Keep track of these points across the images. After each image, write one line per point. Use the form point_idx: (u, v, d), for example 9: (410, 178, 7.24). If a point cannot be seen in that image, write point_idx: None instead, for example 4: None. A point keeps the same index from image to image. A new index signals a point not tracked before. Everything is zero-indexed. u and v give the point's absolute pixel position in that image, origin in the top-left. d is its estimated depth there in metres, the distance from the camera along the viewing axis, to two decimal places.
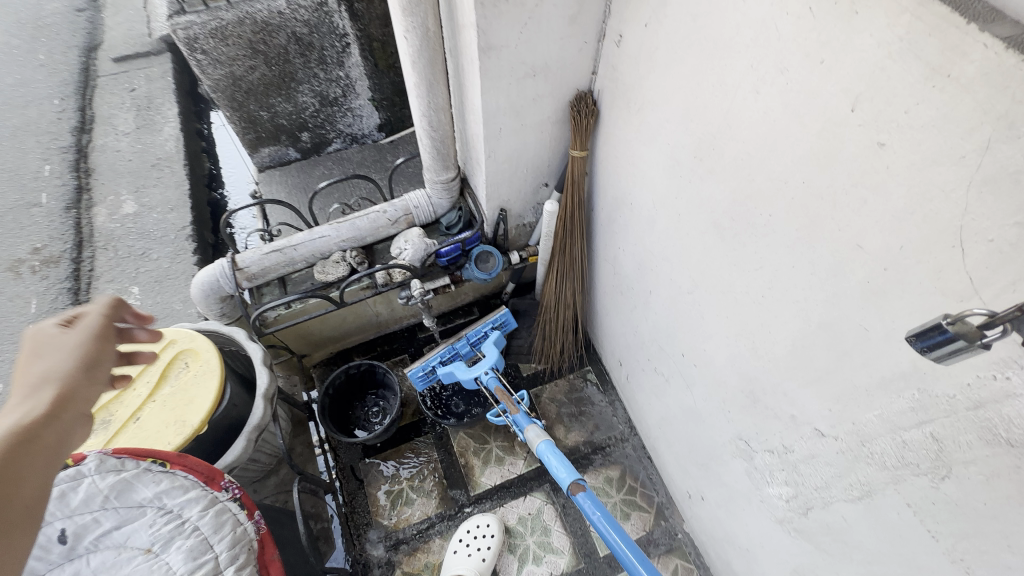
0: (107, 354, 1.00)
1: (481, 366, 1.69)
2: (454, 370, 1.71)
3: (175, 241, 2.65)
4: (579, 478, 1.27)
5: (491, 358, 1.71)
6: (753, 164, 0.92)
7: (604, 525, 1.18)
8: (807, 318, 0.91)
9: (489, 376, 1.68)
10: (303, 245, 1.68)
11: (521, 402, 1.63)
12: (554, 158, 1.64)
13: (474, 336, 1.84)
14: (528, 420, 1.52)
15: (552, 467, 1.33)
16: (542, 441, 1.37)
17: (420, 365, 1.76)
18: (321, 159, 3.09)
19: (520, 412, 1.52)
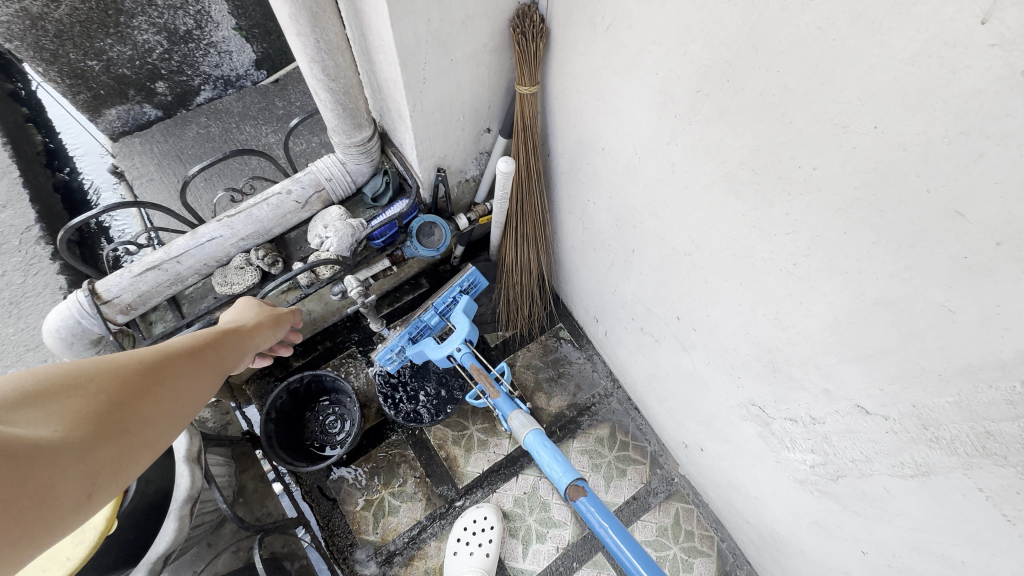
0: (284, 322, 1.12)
1: (452, 342, 1.41)
2: (424, 350, 1.46)
3: (21, 247, 2.05)
4: (578, 479, 1.09)
5: (462, 330, 1.42)
6: (792, 101, 0.68)
7: (617, 542, 0.98)
8: (859, 293, 0.75)
9: (461, 353, 1.40)
10: (188, 255, 1.28)
11: (502, 379, 1.40)
12: (495, 96, 1.31)
13: (443, 304, 1.52)
14: (512, 404, 1.29)
15: (545, 463, 1.14)
16: (530, 433, 1.17)
17: (386, 349, 1.46)
18: (192, 115, 2.46)
19: (501, 394, 1.28)
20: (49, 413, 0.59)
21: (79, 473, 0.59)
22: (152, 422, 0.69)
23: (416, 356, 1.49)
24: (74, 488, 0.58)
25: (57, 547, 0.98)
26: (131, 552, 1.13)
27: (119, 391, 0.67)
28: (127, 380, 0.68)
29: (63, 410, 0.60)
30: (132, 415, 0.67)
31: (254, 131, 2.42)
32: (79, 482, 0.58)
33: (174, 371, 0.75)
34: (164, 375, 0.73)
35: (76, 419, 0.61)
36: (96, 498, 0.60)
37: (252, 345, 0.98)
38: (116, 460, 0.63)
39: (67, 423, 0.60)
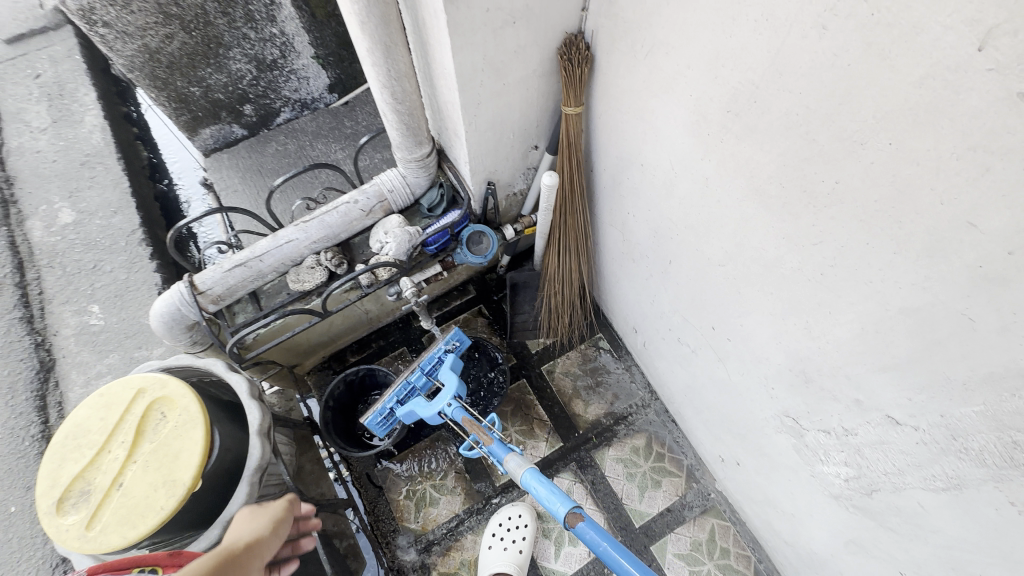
0: (285, 525, 1.12)
1: (442, 398, 1.46)
2: (415, 409, 1.50)
3: (127, 248, 2.36)
4: (575, 506, 1.08)
5: (451, 386, 1.48)
6: (814, 121, 0.73)
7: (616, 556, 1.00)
8: (884, 302, 0.78)
9: (452, 407, 1.44)
10: (269, 254, 1.46)
11: (493, 428, 1.39)
12: (543, 116, 1.41)
13: (429, 363, 1.60)
14: (507, 448, 1.26)
15: (541, 496, 1.12)
16: (524, 470, 1.15)
17: (375, 412, 1.54)
18: (272, 134, 2.74)
19: (494, 439, 1.27)
20: None
21: None
22: None
23: (407, 417, 1.54)
24: None
25: (152, 497, 1.17)
26: (208, 511, 1.29)
27: None
28: None
29: None
30: None
31: (325, 148, 2.67)
32: None
33: None
34: None
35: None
36: None
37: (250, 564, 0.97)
38: None
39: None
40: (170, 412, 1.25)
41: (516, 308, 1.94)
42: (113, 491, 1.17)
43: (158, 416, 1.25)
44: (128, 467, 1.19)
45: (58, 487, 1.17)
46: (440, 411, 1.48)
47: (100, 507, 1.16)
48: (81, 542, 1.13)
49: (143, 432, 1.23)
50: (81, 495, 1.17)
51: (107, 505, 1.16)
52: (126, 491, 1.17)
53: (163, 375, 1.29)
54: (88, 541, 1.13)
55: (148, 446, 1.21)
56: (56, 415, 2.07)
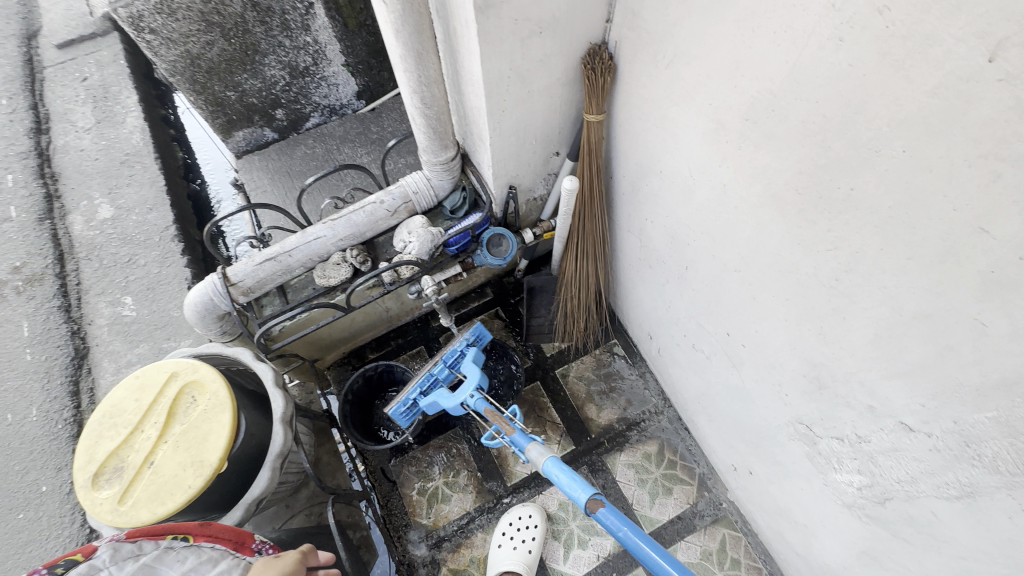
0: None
1: (464, 389, 1.49)
2: (438, 400, 1.53)
3: (161, 243, 2.46)
4: (595, 493, 1.07)
5: (474, 377, 1.52)
6: (829, 128, 0.76)
7: (637, 540, 1.01)
8: (897, 307, 0.79)
9: (474, 398, 1.47)
10: (298, 249, 1.53)
11: (515, 419, 1.41)
12: (565, 123, 1.46)
13: (451, 356, 1.63)
14: (527, 438, 1.28)
15: (563, 483, 1.13)
16: (546, 459, 1.16)
17: (399, 403, 1.56)
18: (301, 137, 2.84)
19: (516, 430, 1.29)
20: None
21: None
22: None
23: (430, 408, 1.57)
24: None
25: (180, 476, 1.22)
26: (231, 494, 1.34)
27: None
28: None
29: None
30: None
31: (351, 152, 2.76)
32: None
33: None
34: None
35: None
36: None
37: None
38: None
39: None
40: (200, 396, 1.31)
41: (533, 311, 1.97)
42: (144, 468, 1.22)
43: (189, 400, 1.31)
44: (159, 446, 1.25)
45: (94, 462, 1.23)
46: (462, 402, 1.51)
47: (132, 484, 1.22)
48: (113, 516, 1.19)
49: (175, 414, 1.29)
50: (115, 472, 1.23)
51: (138, 482, 1.22)
52: (156, 469, 1.22)
53: (195, 360, 1.36)
54: (120, 515, 1.19)
55: (178, 427, 1.27)
56: (88, 400, 2.16)
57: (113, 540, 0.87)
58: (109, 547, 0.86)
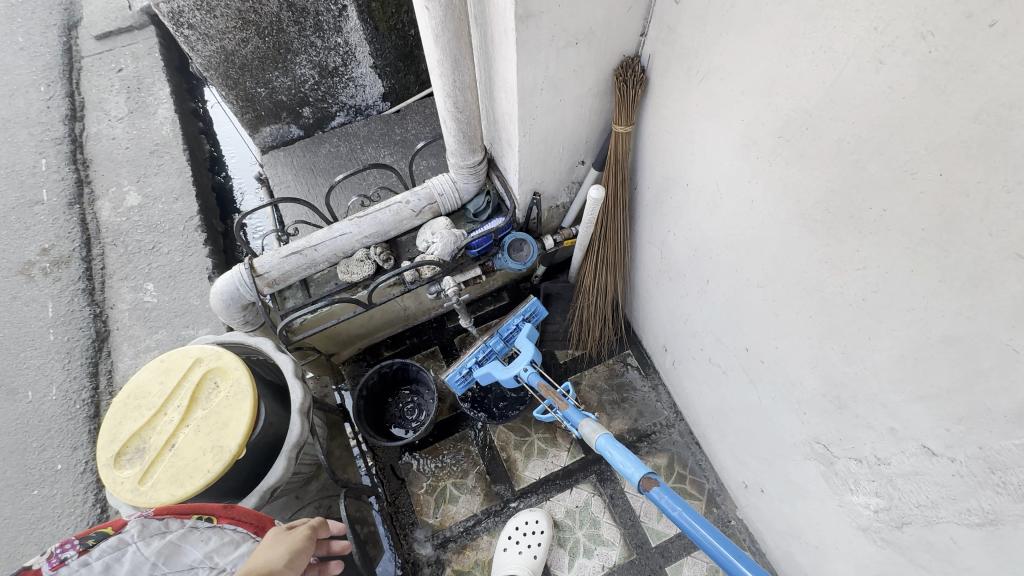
0: (304, 558, 0.95)
1: (519, 363, 1.52)
2: (491, 371, 1.56)
3: (185, 232, 2.51)
4: (649, 472, 1.02)
5: (528, 352, 1.54)
6: (865, 149, 0.77)
7: (689, 521, 0.96)
8: (925, 330, 0.79)
9: (528, 372, 1.49)
10: (323, 244, 1.56)
11: (568, 394, 1.43)
12: (593, 133, 1.48)
13: (506, 330, 1.68)
14: (581, 414, 1.29)
15: (615, 461, 1.09)
16: (599, 435, 1.15)
17: (455, 369, 1.60)
18: (326, 136, 2.89)
19: (570, 406, 1.30)
20: None
21: None
22: None
23: (484, 378, 1.60)
24: None
25: (200, 460, 1.24)
26: (246, 481, 1.36)
27: None
28: None
29: None
30: None
31: (374, 152, 2.79)
32: None
33: None
34: None
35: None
36: None
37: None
38: None
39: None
40: (223, 383, 1.34)
41: (549, 317, 2.00)
42: (166, 450, 1.25)
43: (212, 385, 1.33)
44: (181, 430, 1.27)
45: (117, 442, 1.26)
46: (516, 375, 1.53)
47: (153, 465, 1.25)
48: (133, 495, 1.21)
49: (197, 399, 1.31)
50: (137, 452, 1.25)
51: (159, 464, 1.25)
52: (177, 452, 1.25)
53: (219, 347, 1.39)
54: (139, 495, 1.21)
55: (200, 412, 1.30)
56: (106, 382, 2.20)
57: (142, 516, 0.90)
58: (138, 522, 0.90)
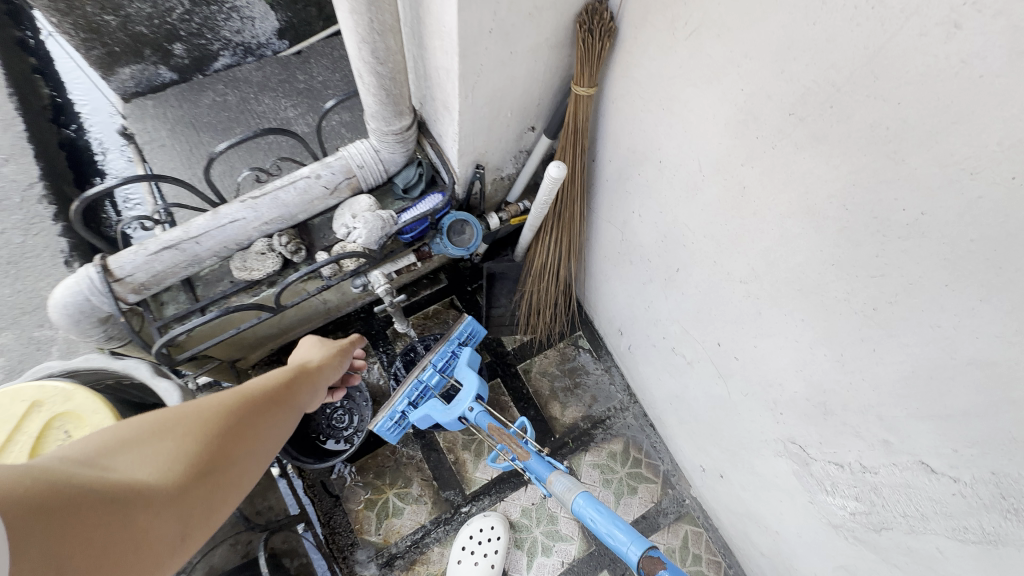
0: (350, 357, 1.12)
1: (463, 401, 1.37)
2: (430, 413, 1.41)
3: (23, 204, 1.93)
4: (652, 548, 0.89)
5: (473, 386, 1.39)
6: (913, 137, 0.62)
7: None
8: (950, 350, 0.69)
9: (474, 411, 1.34)
10: (208, 235, 1.21)
11: (524, 435, 1.27)
12: (545, 94, 1.24)
13: (442, 360, 1.52)
14: (547, 465, 1.16)
15: (608, 532, 0.94)
16: (579, 497, 1.01)
17: (386, 417, 1.44)
18: (209, 81, 2.34)
19: (533, 456, 1.17)
20: (151, 455, 0.60)
21: (166, 520, 0.58)
22: (246, 457, 0.68)
23: (422, 421, 1.45)
24: (163, 535, 0.57)
25: None
26: None
27: (211, 429, 0.66)
28: (218, 421, 0.68)
29: (161, 451, 0.61)
30: (234, 448, 0.67)
31: (273, 103, 2.31)
32: (166, 527, 0.57)
33: (259, 409, 0.74)
34: (254, 413, 0.73)
35: (162, 465, 0.60)
36: (184, 539, 0.59)
37: (324, 380, 0.97)
38: (207, 503, 0.62)
39: (155, 468, 0.59)
40: (77, 431, 1.01)
41: (493, 300, 1.78)
42: None
43: (61, 436, 1.00)
44: None
45: None
46: (460, 415, 1.38)
47: None
48: None
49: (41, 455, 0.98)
50: None
51: None
52: None
53: (67, 384, 1.02)
54: None
55: None
56: None
57: None
58: None
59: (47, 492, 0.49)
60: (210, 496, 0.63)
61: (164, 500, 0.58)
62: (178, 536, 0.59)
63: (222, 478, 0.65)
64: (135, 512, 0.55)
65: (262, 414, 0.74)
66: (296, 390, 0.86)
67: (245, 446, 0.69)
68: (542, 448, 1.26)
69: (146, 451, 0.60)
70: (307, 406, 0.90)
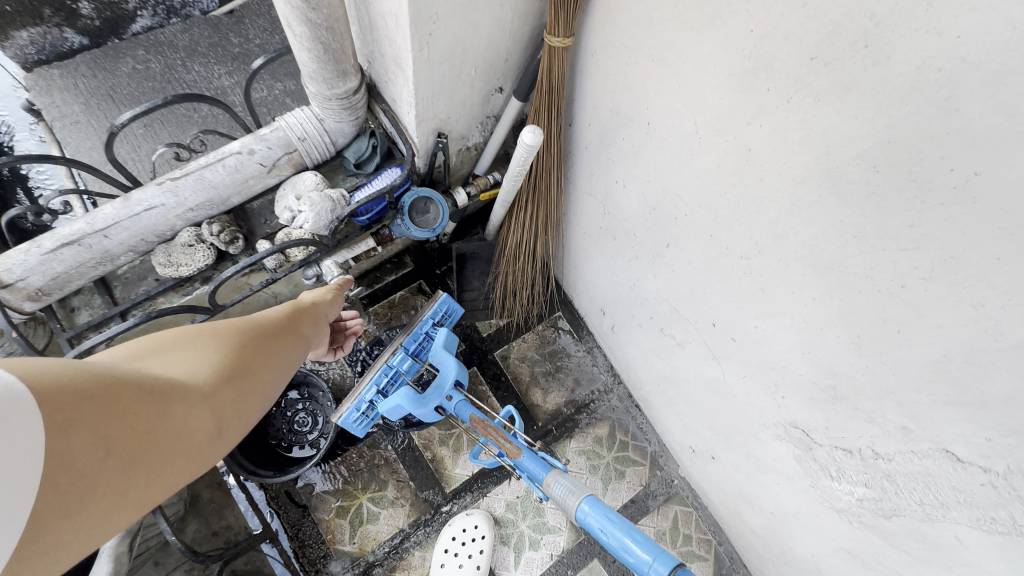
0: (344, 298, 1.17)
1: (441, 389, 1.25)
2: (402, 402, 1.24)
3: None
4: (679, 568, 0.79)
5: (451, 373, 1.25)
6: (974, 79, 0.51)
7: None
8: (995, 331, 0.60)
9: (454, 401, 1.24)
10: (118, 227, 1.01)
11: (514, 427, 1.14)
12: (514, 48, 1.07)
13: (415, 343, 1.39)
14: (542, 463, 1.04)
15: (625, 548, 0.85)
16: (585, 501, 0.93)
17: (352, 407, 1.31)
18: (126, 46, 1.98)
19: (525, 452, 1.06)
20: (176, 363, 0.67)
21: (203, 412, 0.64)
22: (258, 371, 0.76)
23: (390, 411, 1.27)
24: (203, 425, 0.64)
25: None
26: None
27: (223, 346, 0.74)
28: (227, 342, 0.75)
29: (184, 360, 0.68)
30: (247, 363, 0.75)
31: (204, 71, 1.98)
32: (204, 418, 0.64)
33: (261, 336, 0.82)
34: (258, 339, 0.81)
35: (189, 369, 0.67)
36: (220, 432, 0.66)
37: (321, 318, 1.04)
38: (235, 403, 0.70)
39: (182, 374, 0.65)
40: None
41: (464, 284, 1.64)
42: None
43: None
44: None
45: None
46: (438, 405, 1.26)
47: None
48: None
49: None
50: None
51: None
52: None
53: None
54: None
55: None
56: None
57: None
58: None
59: (96, 380, 0.54)
60: (236, 397, 0.70)
61: (194, 400, 0.64)
62: (211, 431, 0.65)
63: (239, 388, 0.71)
64: (170, 405, 0.60)
65: (266, 339, 0.82)
66: (294, 324, 0.93)
67: (257, 361, 0.77)
68: (532, 441, 1.15)
69: (171, 360, 0.67)
70: (309, 340, 0.96)
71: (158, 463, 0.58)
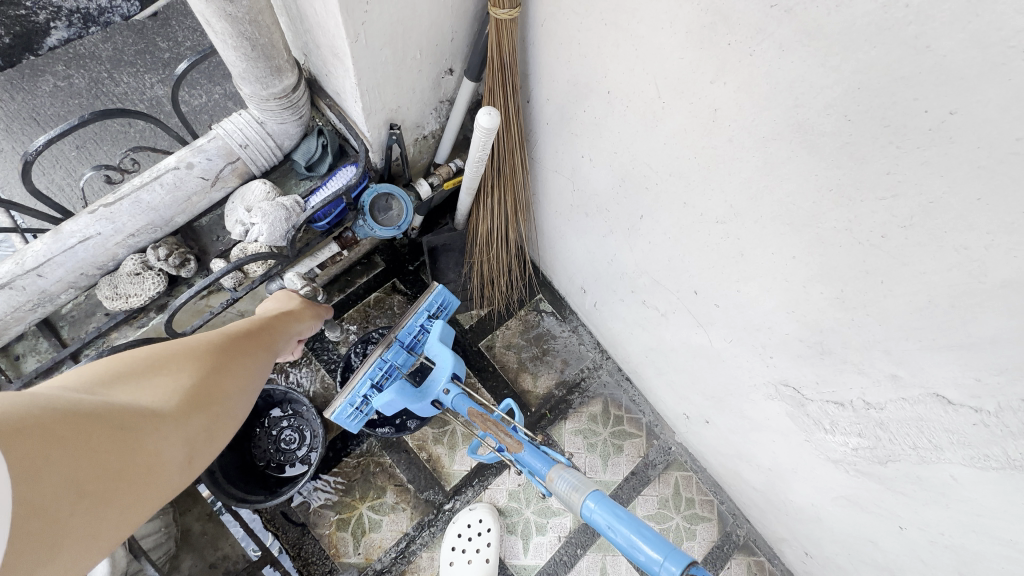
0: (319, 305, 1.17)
1: (437, 383, 1.21)
2: (398, 398, 1.20)
3: None
4: (693, 567, 0.79)
5: (446, 365, 1.21)
6: (944, 12, 0.48)
7: None
8: (979, 272, 0.59)
9: (451, 395, 1.19)
10: (53, 264, 0.93)
11: (513, 419, 1.11)
12: (459, 25, 1.01)
13: (410, 337, 1.33)
14: (543, 457, 1.01)
15: (637, 557, 0.83)
16: (591, 498, 0.90)
17: (346, 403, 1.25)
18: (43, 61, 1.81)
19: (526, 447, 1.02)
20: (147, 388, 0.67)
21: (176, 441, 0.66)
22: (231, 394, 0.77)
23: (385, 407, 1.23)
24: (176, 454, 0.65)
25: None
26: None
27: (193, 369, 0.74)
28: (197, 363, 0.75)
29: (154, 386, 0.68)
30: (218, 386, 0.75)
31: (134, 82, 1.83)
32: (177, 448, 0.66)
33: (233, 355, 0.82)
34: (229, 357, 0.81)
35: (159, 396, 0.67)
36: (193, 460, 0.68)
37: (292, 330, 1.03)
38: (207, 430, 0.71)
39: (148, 400, 0.66)
40: None
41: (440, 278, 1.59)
42: None
43: None
44: None
45: None
46: (433, 399, 1.22)
47: None
48: None
49: None
50: None
51: None
52: None
53: None
54: None
55: None
56: None
57: None
58: None
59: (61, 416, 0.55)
60: (208, 424, 0.71)
61: (162, 426, 0.65)
62: (181, 461, 0.66)
63: (211, 414, 0.72)
64: (139, 437, 0.62)
65: (237, 357, 0.82)
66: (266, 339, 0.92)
67: (228, 382, 0.77)
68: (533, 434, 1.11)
69: (141, 386, 0.67)
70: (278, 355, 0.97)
71: (130, 494, 0.60)
